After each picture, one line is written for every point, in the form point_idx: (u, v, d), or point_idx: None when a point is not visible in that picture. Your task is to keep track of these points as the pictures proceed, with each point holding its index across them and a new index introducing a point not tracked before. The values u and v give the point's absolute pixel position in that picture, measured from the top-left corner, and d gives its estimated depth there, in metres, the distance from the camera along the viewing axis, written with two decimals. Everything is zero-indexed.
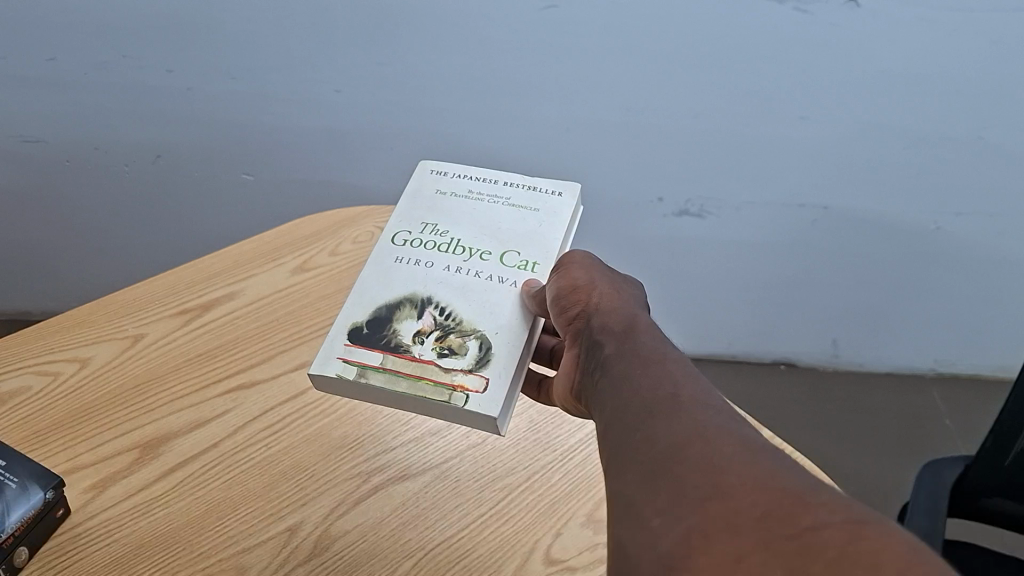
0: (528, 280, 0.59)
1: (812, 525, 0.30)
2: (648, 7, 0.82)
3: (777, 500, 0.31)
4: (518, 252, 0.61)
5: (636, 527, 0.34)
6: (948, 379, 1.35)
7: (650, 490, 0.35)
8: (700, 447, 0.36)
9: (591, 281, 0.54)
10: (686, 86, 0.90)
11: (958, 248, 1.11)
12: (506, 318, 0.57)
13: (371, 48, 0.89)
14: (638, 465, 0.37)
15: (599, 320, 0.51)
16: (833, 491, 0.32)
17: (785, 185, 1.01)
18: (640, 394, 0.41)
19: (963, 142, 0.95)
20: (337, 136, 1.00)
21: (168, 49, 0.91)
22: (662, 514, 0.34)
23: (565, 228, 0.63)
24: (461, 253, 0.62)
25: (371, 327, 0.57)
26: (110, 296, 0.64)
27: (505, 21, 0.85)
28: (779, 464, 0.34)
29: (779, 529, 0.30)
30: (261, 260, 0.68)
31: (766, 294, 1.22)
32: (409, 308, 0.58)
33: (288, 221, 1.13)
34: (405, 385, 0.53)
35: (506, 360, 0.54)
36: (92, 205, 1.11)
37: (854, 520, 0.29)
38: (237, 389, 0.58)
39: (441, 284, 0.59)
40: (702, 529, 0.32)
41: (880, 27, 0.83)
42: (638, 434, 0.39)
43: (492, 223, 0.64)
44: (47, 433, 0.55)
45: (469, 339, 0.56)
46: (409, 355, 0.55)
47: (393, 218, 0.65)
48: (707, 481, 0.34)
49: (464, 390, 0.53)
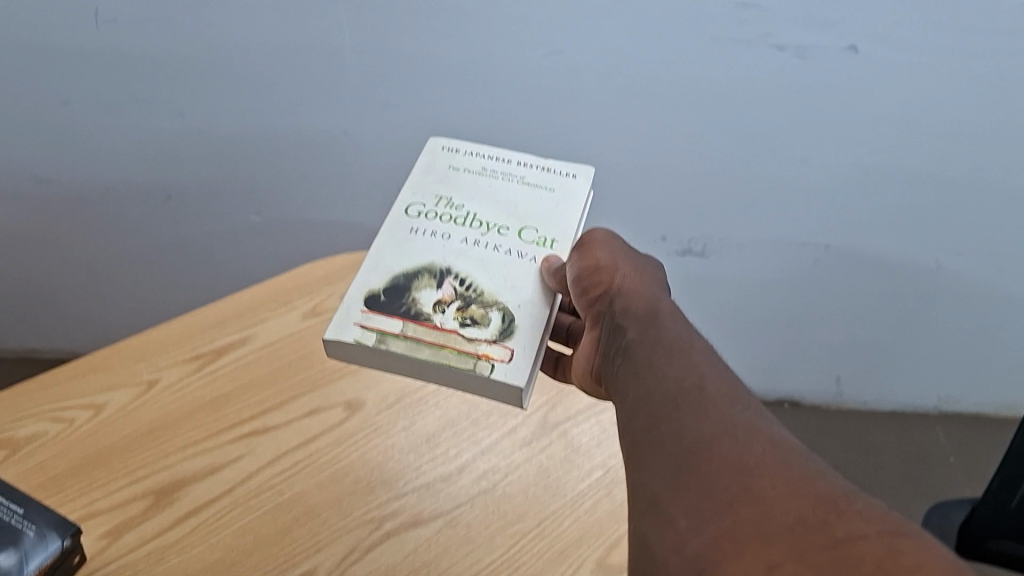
0: (547, 256, 0.61)
1: (847, 535, 0.32)
2: (654, 53, 0.88)
3: (810, 508, 0.34)
4: (536, 229, 0.64)
5: (664, 528, 0.37)
6: (951, 417, 1.37)
7: (679, 490, 0.38)
8: (730, 445, 0.38)
9: (614, 263, 0.57)
10: (687, 131, 0.96)
11: (959, 285, 1.14)
12: (527, 293, 0.59)
13: (389, 91, 0.93)
14: (665, 457, 0.40)
15: (622, 303, 0.53)
16: (862, 500, 0.35)
17: (783, 227, 1.07)
18: (666, 384, 0.44)
19: (957, 181, 1.00)
20: (349, 185, 1.04)
21: (183, 94, 0.94)
22: (690, 515, 0.36)
23: (580, 207, 0.66)
24: (479, 227, 0.64)
25: (389, 295, 0.58)
26: (122, 343, 0.64)
27: (522, 67, 0.90)
28: (812, 469, 0.36)
29: (814, 538, 0.32)
30: (271, 305, 0.69)
31: (771, 331, 1.25)
32: (428, 278, 0.60)
33: (296, 262, 1.15)
34: (428, 352, 0.55)
35: (528, 333, 0.57)
36: (100, 247, 1.12)
37: (889, 533, 0.32)
38: (250, 433, 0.59)
39: (460, 257, 0.61)
40: (732, 534, 0.34)
41: (876, 71, 0.89)
42: (667, 427, 0.41)
43: (508, 199, 0.66)
44: (63, 480, 0.55)
45: (491, 311, 0.58)
46: (430, 323, 0.56)
47: (406, 190, 0.66)
48: (736, 483, 0.36)
49: (489, 359, 0.55)
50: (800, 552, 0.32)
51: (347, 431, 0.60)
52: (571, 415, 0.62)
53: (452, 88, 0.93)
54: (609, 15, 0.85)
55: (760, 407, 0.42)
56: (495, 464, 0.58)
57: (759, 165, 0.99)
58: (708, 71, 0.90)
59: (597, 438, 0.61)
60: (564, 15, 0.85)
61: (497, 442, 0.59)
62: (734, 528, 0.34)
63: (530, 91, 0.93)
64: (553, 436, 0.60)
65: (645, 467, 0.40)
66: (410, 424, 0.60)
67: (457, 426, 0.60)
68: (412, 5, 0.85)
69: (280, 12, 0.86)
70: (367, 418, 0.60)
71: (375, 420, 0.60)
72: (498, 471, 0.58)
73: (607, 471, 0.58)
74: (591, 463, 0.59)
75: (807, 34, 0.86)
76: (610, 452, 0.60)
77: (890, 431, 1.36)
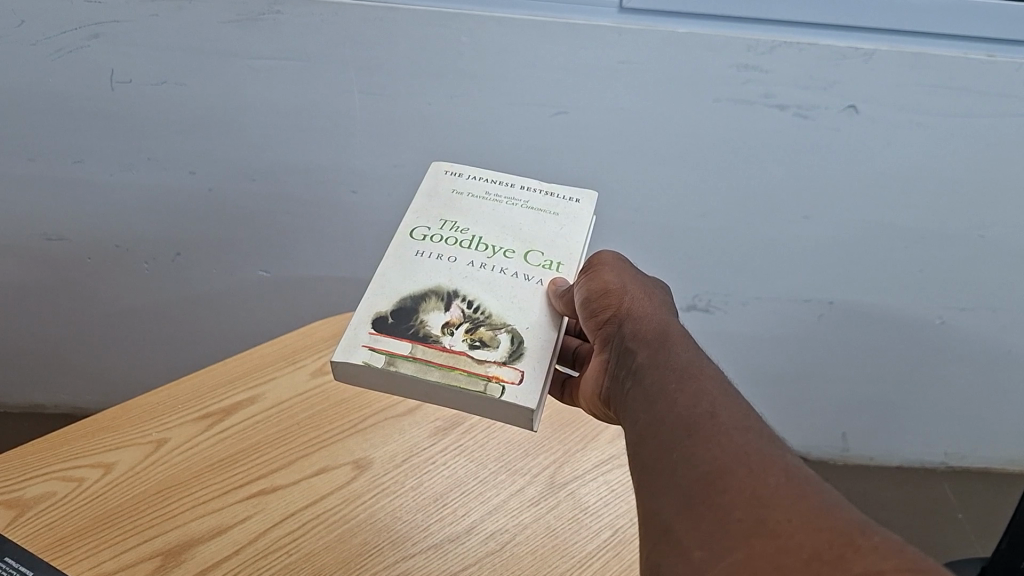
0: (554, 278, 0.62)
1: (864, 571, 0.32)
2: (656, 115, 0.90)
3: (826, 542, 0.34)
4: (542, 252, 0.65)
5: (678, 558, 0.37)
6: (958, 473, 1.37)
7: (693, 520, 0.38)
8: (743, 476, 0.39)
9: (622, 286, 0.57)
10: (690, 190, 0.97)
11: (963, 341, 1.14)
12: (536, 315, 0.60)
13: (395, 149, 0.95)
14: (678, 487, 0.40)
15: (631, 326, 0.54)
16: (879, 532, 0.35)
17: (787, 283, 1.08)
18: (677, 411, 0.44)
19: (960, 238, 1.01)
20: (356, 242, 1.05)
21: (193, 152, 0.95)
22: (704, 546, 0.36)
23: (585, 229, 0.68)
24: (485, 250, 0.65)
25: (396, 317, 0.58)
26: (132, 403, 0.65)
27: (526, 126, 0.92)
28: (826, 500, 0.37)
29: (833, 574, 0.32)
30: (281, 362, 0.70)
31: (775, 386, 1.25)
32: (435, 300, 0.60)
33: (302, 317, 1.15)
34: (437, 374, 0.55)
35: (538, 355, 0.57)
36: (109, 303, 1.13)
37: (907, 568, 0.32)
38: (258, 493, 0.59)
39: (467, 279, 0.62)
40: (748, 568, 0.34)
41: (878, 131, 0.90)
42: (677, 454, 0.42)
43: (512, 223, 0.67)
44: (71, 541, 0.54)
45: (499, 333, 0.58)
46: (439, 345, 0.56)
47: (410, 213, 0.67)
48: (750, 515, 0.36)
49: (500, 380, 0.55)
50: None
51: (354, 491, 0.60)
52: (578, 474, 0.62)
53: (458, 147, 0.94)
54: (613, 78, 0.87)
55: (769, 434, 0.42)
56: (503, 524, 0.58)
57: (760, 224, 1.00)
58: (710, 134, 0.92)
59: (605, 498, 0.61)
60: (569, 77, 0.87)
61: (505, 502, 0.60)
62: (751, 562, 0.34)
63: (536, 150, 0.94)
64: (561, 496, 0.61)
65: (657, 497, 0.41)
66: (418, 483, 0.61)
67: (465, 486, 0.61)
68: (420, 69, 0.87)
69: (291, 74, 0.88)
70: (374, 478, 0.61)
71: (382, 480, 0.61)
72: (505, 531, 0.58)
73: (616, 532, 0.58)
74: (600, 523, 0.59)
75: (807, 96, 0.88)
76: (619, 513, 0.60)
77: (899, 485, 1.35)
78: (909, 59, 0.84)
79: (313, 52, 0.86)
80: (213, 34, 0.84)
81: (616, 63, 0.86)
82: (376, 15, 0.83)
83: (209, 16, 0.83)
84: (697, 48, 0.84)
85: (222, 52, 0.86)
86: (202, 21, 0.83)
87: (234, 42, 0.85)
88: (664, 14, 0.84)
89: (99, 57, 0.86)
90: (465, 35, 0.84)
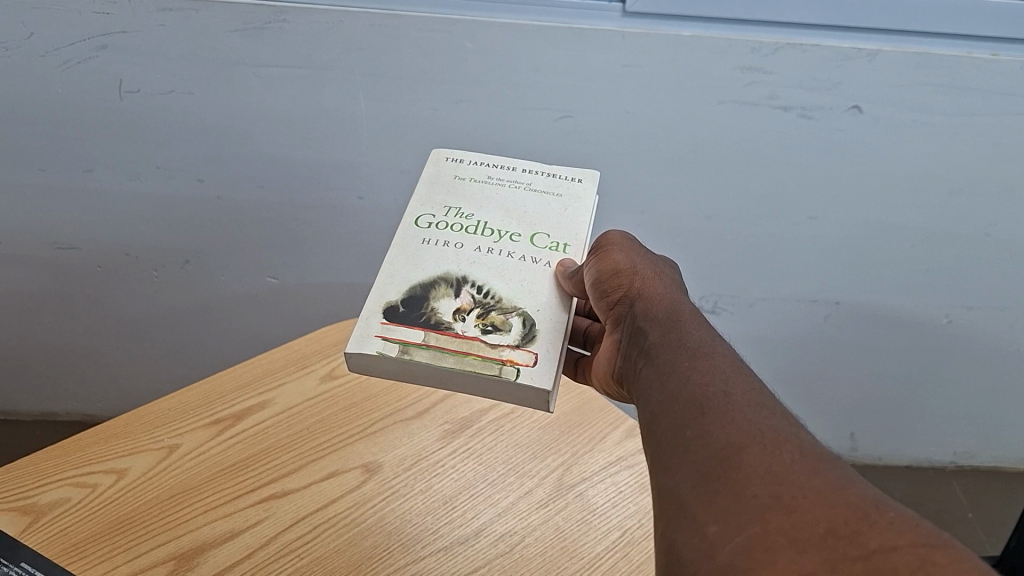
0: (561, 261, 0.63)
1: (879, 547, 0.32)
2: (660, 118, 0.90)
3: (842, 518, 0.34)
4: (548, 234, 0.66)
5: (693, 532, 0.37)
6: (968, 473, 1.36)
7: (707, 496, 0.38)
8: (758, 453, 0.39)
9: (633, 266, 0.58)
10: (692, 191, 0.97)
11: (970, 341, 1.14)
12: (545, 297, 0.60)
13: (401, 154, 0.95)
14: (692, 463, 0.40)
15: (643, 305, 0.55)
16: (893, 508, 0.35)
17: (794, 284, 1.08)
18: (689, 388, 0.45)
19: (967, 237, 1.01)
20: (363, 247, 1.06)
21: (202, 160, 0.96)
22: (719, 521, 0.36)
23: (588, 209, 0.68)
24: (491, 235, 0.65)
25: (407, 306, 0.59)
26: (143, 411, 0.66)
27: (532, 135, 0.93)
28: (840, 478, 0.37)
29: (849, 549, 0.33)
30: (291, 368, 0.71)
31: (784, 386, 1.24)
32: (445, 287, 0.60)
33: (310, 323, 1.16)
34: (452, 360, 0.55)
35: (550, 338, 0.57)
36: (117, 310, 1.13)
37: (922, 543, 0.32)
38: (269, 498, 0.59)
39: (475, 265, 0.62)
40: (763, 543, 0.34)
41: (883, 131, 0.91)
42: (689, 432, 0.42)
43: (517, 207, 0.68)
44: (86, 546, 0.55)
45: (511, 317, 0.59)
46: (451, 332, 0.57)
47: (415, 202, 0.68)
48: (766, 491, 0.37)
49: (514, 363, 0.55)
50: (833, 563, 0.32)
51: (364, 494, 0.60)
52: (586, 476, 0.63)
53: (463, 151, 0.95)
54: (617, 80, 0.88)
55: (783, 413, 0.43)
56: (512, 526, 0.58)
57: (765, 226, 1.01)
58: (713, 135, 0.92)
59: (612, 500, 0.61)
60: (575, 81, 0.88)
61: (514, 504, 0.60)
62: (766, 537, 0.35)
63: (540, 153, 0.95)
64: (568, 498, 0.61)
65: (670, 473, 0.41)
66: (427, 487, 0.61)
67: (473, 489, 0.61)
68: (425, 74, 0.88)
69: (298, 81, 0.89)
70: (384, 482, 0.61)
71: (393, 484, 0.61)
72: (514, 533, 0.58)
73: (624, 533, 0.59)
74: (608, 525, 0.59)
75: (812, 97, 0.88)
76: (627, 514, 0.60)
77: (908, 486, 1.34)
78: (911, 59, 0.85)
79: (321, 60, 0.87)
80: (220, 43, 0.85)
81: (621, 67, 0.86)
82: (382, 22, 0.84)
83: (216, 25, 0.84)
84: (702, 51, 0.85)
85: (229, 62, 0.87)
86: (209, 29, 0.84)
87: (240, 50, 0.86)
88: (665, 16, 0.84)
89: (109, 67, 0.87)
90: (469, 41, 0.85)
